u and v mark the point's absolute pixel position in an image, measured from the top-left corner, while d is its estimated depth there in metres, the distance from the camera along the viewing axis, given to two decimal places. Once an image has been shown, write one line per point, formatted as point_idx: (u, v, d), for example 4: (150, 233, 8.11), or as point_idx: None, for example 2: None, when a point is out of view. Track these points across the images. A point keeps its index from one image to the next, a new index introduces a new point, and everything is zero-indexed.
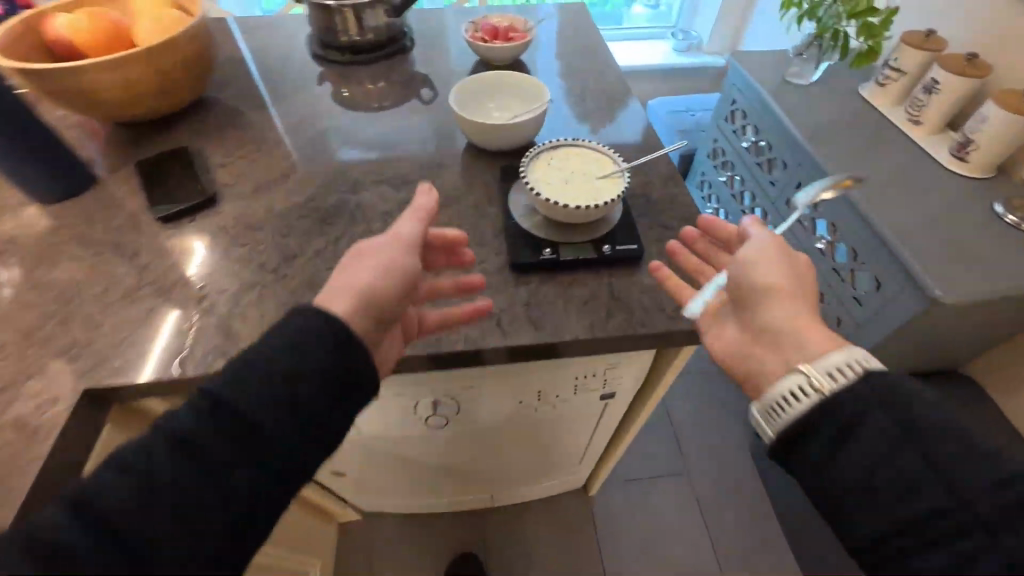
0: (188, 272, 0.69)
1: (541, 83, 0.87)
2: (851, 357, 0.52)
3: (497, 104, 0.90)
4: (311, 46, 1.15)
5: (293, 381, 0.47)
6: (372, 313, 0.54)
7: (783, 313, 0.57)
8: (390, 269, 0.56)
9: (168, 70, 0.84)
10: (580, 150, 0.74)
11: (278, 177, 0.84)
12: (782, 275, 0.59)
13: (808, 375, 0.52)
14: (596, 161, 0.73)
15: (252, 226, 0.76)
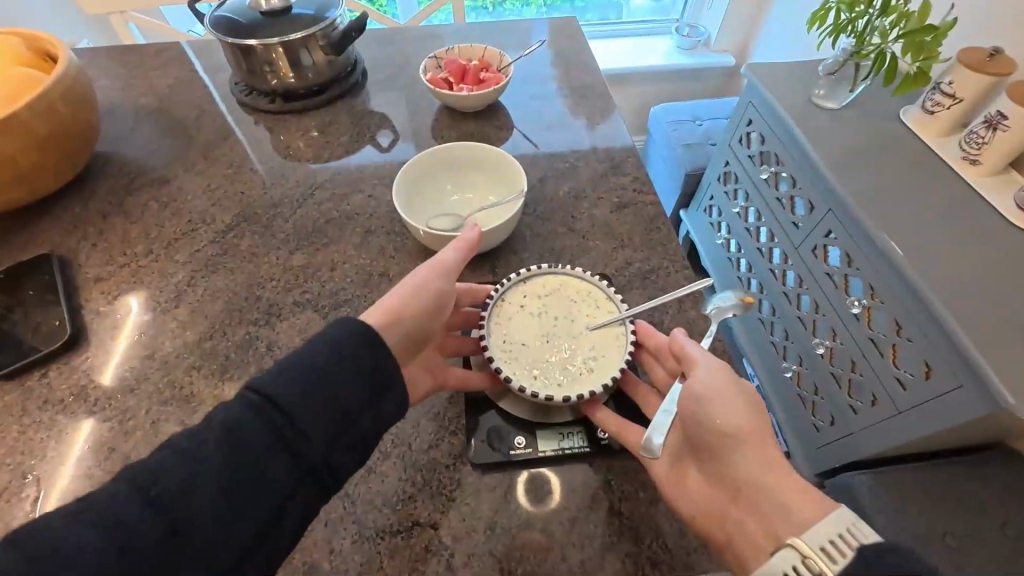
0: (24, 470, 0.50)
1: (516, 164, 0.64)
2: (843, 527, 0.37)
3: (453, 188, 0.68)
4: (234, 87, 0.93)
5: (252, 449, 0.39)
6: (401, 336, 0.49)
7: (754, 470, 0.43)
8: (419, 292, 0.51)
9: (11, 159, 0.62)
10: (555, 285, 0.59)
11: (169, 297, 0.64)
12: (743, 417, 0.45)
13: (800, 554, 0.37)
14: (583, 300, 0.58)
15: (125, 381, 0.56)
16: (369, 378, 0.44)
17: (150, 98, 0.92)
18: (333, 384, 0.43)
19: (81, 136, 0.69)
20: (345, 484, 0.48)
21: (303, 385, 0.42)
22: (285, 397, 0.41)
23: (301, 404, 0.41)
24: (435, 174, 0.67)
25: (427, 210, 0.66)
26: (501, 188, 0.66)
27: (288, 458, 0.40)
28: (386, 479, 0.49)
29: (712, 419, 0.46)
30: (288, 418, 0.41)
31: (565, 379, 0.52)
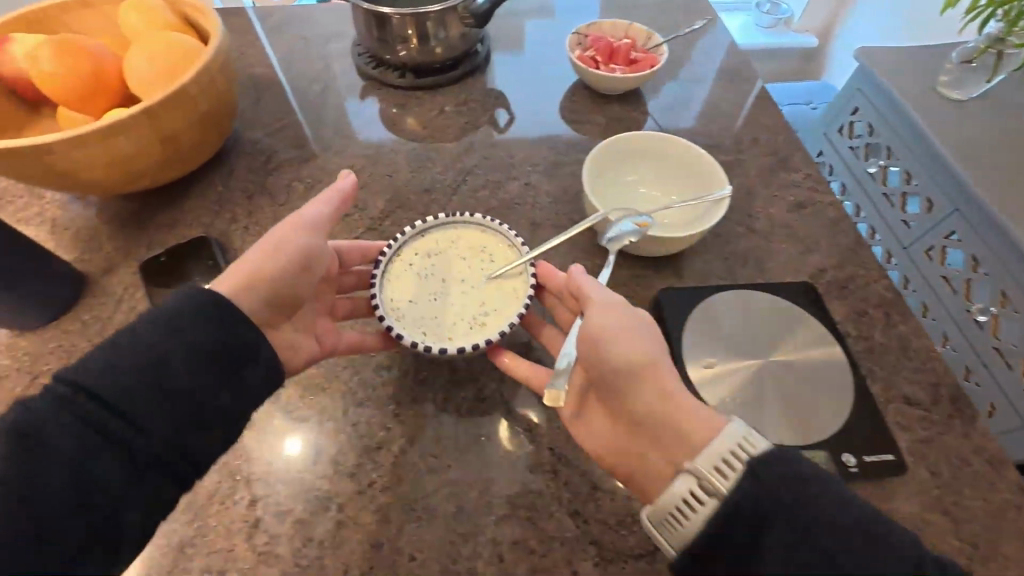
0: (231, 470, 0.48)
1: (709, 158, 0.59)
2: (733, 444, 0.38)
3: (636, 182, 0.63)
4: (356, 58, 0.87)
5: (83, 436, 0.36)
6: (270, 297, 0.49)
7: (654, 405, 0.43)
8: (285, 246, 0.50)
9: (176, 137, 0.58)
10: (453, 236, 0.59)
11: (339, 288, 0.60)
12: (638, 351, 0.45)
13: (696, 475, 0.38)
14: (480, 249, 0.59)
15: (315, 381, 0.53)
16: (220, 352, 0.43)
17: (270, 66, 0.86)
18: (177, 363, 0.40)
19: (232, 113, 0.65)
20: (572, 502, 0.46)
21: (135, 370, 0.38)
22: (108, 383, 0.37)
23: (135, 390, 0.38)
24: (615, 165, 0.63)
25: (606, 202, 0.61)
26: (694, 187, 0.61)
27: (122, 452, 0.37)
28: (614, 498, 0.47)
29: (614, 357, 0.45)
30: (121, 406, 0.37)
31: (456, 333, 0.53)
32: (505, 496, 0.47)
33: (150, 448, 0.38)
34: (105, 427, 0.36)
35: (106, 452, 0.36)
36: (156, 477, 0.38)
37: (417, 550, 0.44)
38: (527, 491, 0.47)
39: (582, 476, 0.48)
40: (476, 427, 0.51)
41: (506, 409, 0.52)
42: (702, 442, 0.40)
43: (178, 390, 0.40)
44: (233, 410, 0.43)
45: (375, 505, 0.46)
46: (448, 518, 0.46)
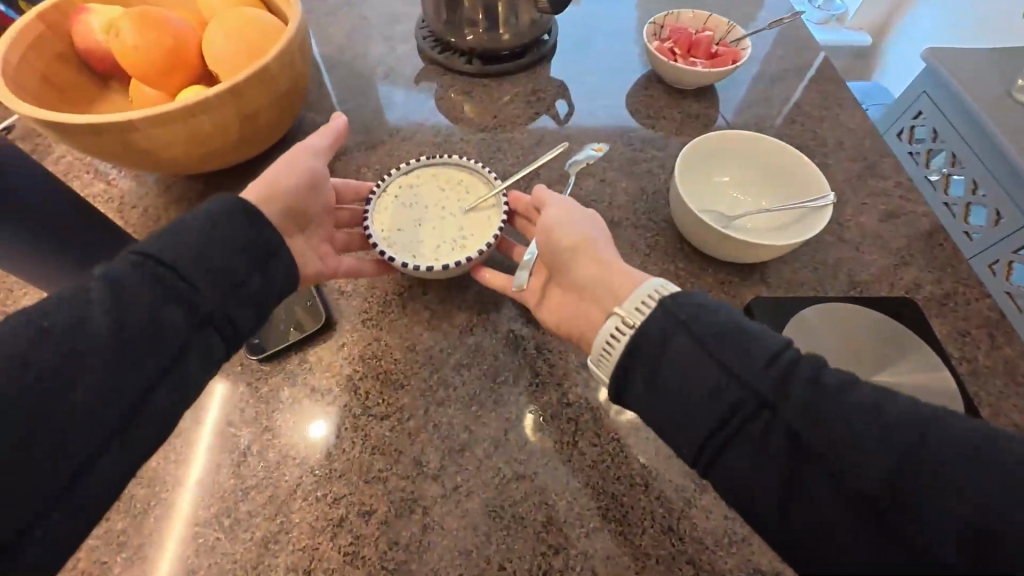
0: (312, 465, 0.47)
1: (807, 162, 0.57)
2: (649, 291, 0.43)
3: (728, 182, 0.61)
4: (420, 41, 0.84)
5: (146, 291, 0.37)
6: (285, 208, 0.50)
7: (590, 272, 0.49)
8: (293, 161, 0.52)
9: (254, 116, 0.57)
10: (429, 170, 0.61)
11: (411, 281, 0.58)
12: (575, 232, 0.52)
13: (619, 315, 0.42)
14: (457, 184, 0.61)
15: (392, 376, 0.52)
16: (254, 244, 0.43)
17: (332, 46, 0.84)
18: (225, 237, 0.41)
19: (305, 92, 0.63)
20: (666, 519, 0.44)
21: (188, 250, 0.40)
22: (168, 257, 0.39)
23: (186, 264, 0.39)
24: (702, 165, 0.61)
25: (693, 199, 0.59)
26: (796, 195, 0.58)
27: (180, 308, 0.38)
28: (712, 518, 0.45)
29: (555, 239, 0.51)
30: (178, 268, 0.39)
31: (439, 253, 0.56)
32: (595, 509, 0.45)
33: (199, 315, 0.39)
34: (161, 298, 0.38)
35: (163, 312, 0.37)
36: (201, 342, 0.39)
37: (507, 559, 0.43)
38: (617, 503, 0.45)
39: (675, 491, 0.46)
40: (561, 434, 0.49)
41: (592, 415, 0.50)
42: (624, 295, 0.46)
43: (227, 260, 0.41)
44: (271, 293, 0.44)
45: (460, 510, 0.45)
46: (537, 527, 0.44)
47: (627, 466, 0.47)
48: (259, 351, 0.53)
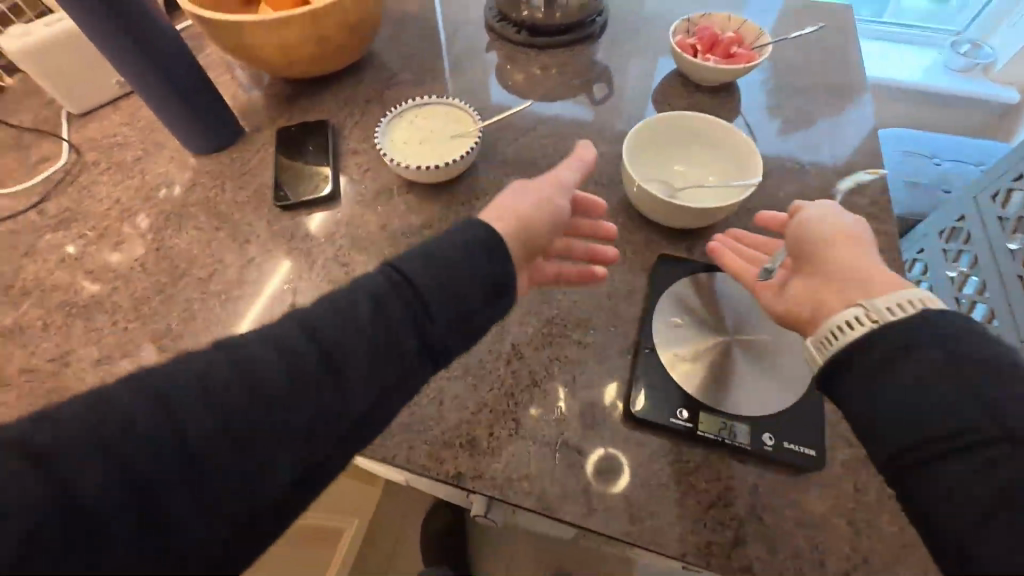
0: (288, 281, 0.65)
1: (752, 144, 0.64)
2: (915, 296, 0.42)
3: (682, 155, 0.69)
4: (486, 12, 0.99)
5: (348, 348, 0.40)
6: (527, 240, 0.52)
7: (838, 260, 0.47)
8: (548, 199, 0.55)
9: (327, 35, 0.76)
10: (435, 105, 0.75)
11: (403, 183, 0.74)
12: (836, 227, 0.50)
13: (867, 308, 0.42)
14: (452, 120, 0.74)
15: (363, 242, 0.68)
16: (463, 293, 0.46)
17: (417, 5, 1.02)
18: (437, 288, 0.45)
19: (371, 29, 0.82)
20: (514, 389, 0.55)
21: (405, 289, 0.44)
22: (375, 305, 0.42)
23: (404, 311, 0.43)
24: (654, 150, 0.69)
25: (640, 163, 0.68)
26: (738, 175, 0.66)
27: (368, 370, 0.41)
28: (550, 396, 0.55)
29: (815, 227, 0.50)
30: (378, 318, 0.42)
31: (424, 159, 0.70)
32: (463, 366, 0.57)
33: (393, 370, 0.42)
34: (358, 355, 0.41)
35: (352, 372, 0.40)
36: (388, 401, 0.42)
37: None
38: (480, 365, 0.57)
39: (529, 373, 0.56)
40: None
41: None
42: (872, 289, 0.44)
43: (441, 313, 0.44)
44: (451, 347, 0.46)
45: None
46: None
47: (500, 344, 0.58)
48: (284, 203, 0.72)
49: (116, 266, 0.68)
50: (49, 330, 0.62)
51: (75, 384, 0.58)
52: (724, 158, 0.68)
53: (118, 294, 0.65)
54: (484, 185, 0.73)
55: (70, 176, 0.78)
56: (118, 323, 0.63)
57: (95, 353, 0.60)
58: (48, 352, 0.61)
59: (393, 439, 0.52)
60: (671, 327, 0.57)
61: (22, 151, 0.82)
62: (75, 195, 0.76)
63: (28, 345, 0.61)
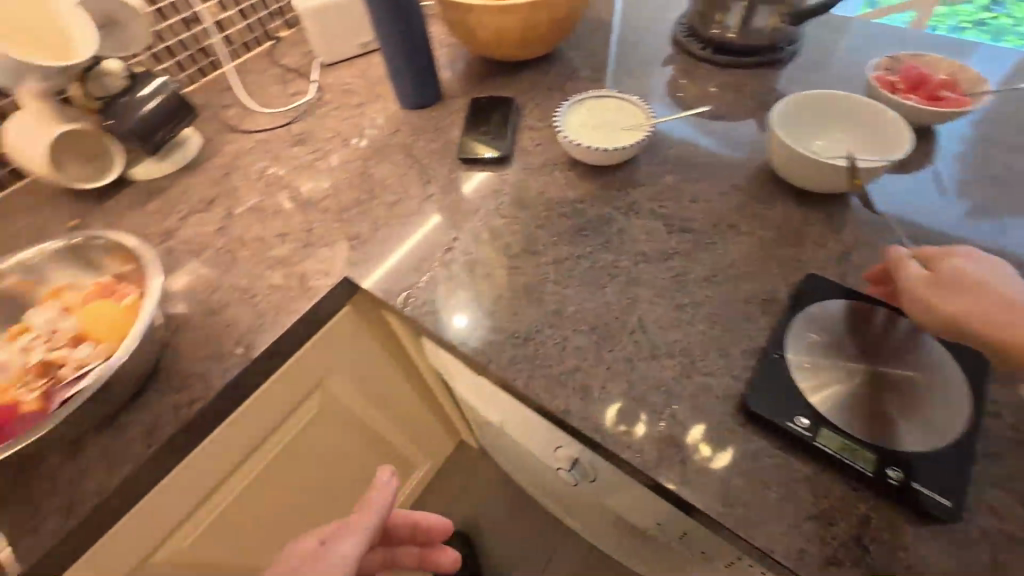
0: (455, 219, 0.76)
1: (902, 125, 0.69)
2: None
3: (824, 133, 0.74)
4: (674, 28, 1.05)
5: None
6: None
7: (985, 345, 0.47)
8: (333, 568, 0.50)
9: (533, 26, 0.89)
10: (618, 100, 0.82)
11: (567, 162, 0.82)
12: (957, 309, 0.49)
13: None
14: (626, 113, 0.81)
15: (522, 203, 0.77)
16: None
17: (611, 13, 1.11)
18: None
19: (567, 27, 0.93)
20: (632, 355, 0.59)
21: None
22: None
23: None
24: (798, 121, 0.74)
25: (790, 134, 0.72)
26: (879, 151, 0.70)
27: None
28: (664, 371, 0.57)
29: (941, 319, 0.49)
30: None
31: (594, 141, 0.78)
32: (589, 323, 0.62)
33: None
34: None
35: None
36: None
37: (520, 311, 0.64)
38: (604, 326, 0.62)
39: (649, 345, 0.60)
40: (599, 280, 0.67)
41: (627, 280, 0.66)
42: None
43: None
44: None
45: (513, 277, 0.68)
46: (548, 309, 0.64)
47: (627, 314, 0.63)
48: (463, 158, 0.84)
49: (330, 179, 0.85)
50: (278, 214, 0.80)
51: (286, 257, 0.74)
52: (866, 134, 0.72)
53: (327, 199, 0.81)
54: (638, 179, 0.79)
55: (313, 108, 0.99)
56: (323, 221, 0.78)
57: (304, 238, 0.76)
58: (273, 229, 0.78)
59: (517, 367, 0.60)
60: (804, 342, 0.56)
61: (284, 85, 1.05)
62: (313, 122, 0.96)
63: (263, 222, 0.79)
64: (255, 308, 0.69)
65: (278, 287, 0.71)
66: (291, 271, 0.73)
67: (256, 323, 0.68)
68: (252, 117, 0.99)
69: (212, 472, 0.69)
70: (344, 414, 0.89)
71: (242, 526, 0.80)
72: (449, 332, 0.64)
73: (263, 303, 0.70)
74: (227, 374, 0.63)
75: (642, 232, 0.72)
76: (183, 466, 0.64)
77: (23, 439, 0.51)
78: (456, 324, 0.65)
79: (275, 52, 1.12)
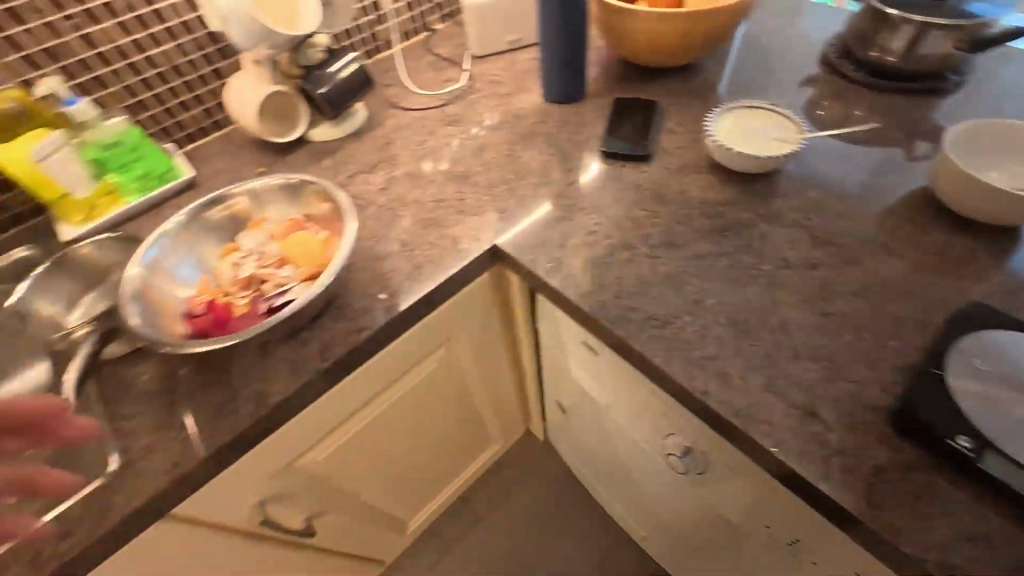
0: (596, 207, 0.81)
1: None
2: None
3: (998, 163, 0.72)
4: (825, 48, 1.04)
5: None
6: None
7: None
8: None
9: (687, 35, 0.93)
10: (775, 113, 0.84)
11: (707, 166, 0.85)
12: None
13: None
14: (776, 125, 0.83)
15: (661, 199, 0.81)
16: None
17: (756, 29, 1.12)
18: None
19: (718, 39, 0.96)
20: (773, 353, 0.61)
21: None
22: None
23: None
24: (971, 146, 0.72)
25: (962, 160, 0.70)
26: None
27: None
28: (806, 373, 0.58)
29: None
30: None
31: (744, 146, 0.80)
32: (728, 317, 0.64)
33: None
34: None
35: None
36: None
37: (659, 296, 0.68)
38: (744, 322, 0.64)
39: (791, 347, 0.61)
40: (738, 278, 0.69)
41: (767, 282, 0.68)
42: None
43: None
44: None
45: (652, 265, 0.72)
46: (688, 299, 0.67)
47: (769, 315, 0.64)
48: (605, 152, 0.89)
49: (479, 158, 0.93)
50: (432, 183, 0.89)
51: (440, 221, 0.83)
52: None
53: (476, 175, 0.89)
54: (782, 188, 0.80)
55: (464, 94, 1.08)
56: (473, 194, 0.86)
57: (456, 206, 0.84)
58: (428, 195, 0.87)
59: (655, 346, 0.63)
60: (967, 367, 0.53)
61: (438, 72, 1.16)
62: (464, 107, 1.05)
63: (419, 188, 0.89)
64: (413, 260, 0.78)
65: (433, 245, 0.79)
66: (444, 233, 0.81)
67: (413, 274, 0.76)
68: (409, 97, 1.10)
69: (357, 401, 0.78)
70: (455, 374, 0.97)
71: (361, 456, 0.90)
72: (589, 306, 0.69)
73: (420, 258, 0.78)
74: (389, 311, 0.71)
75: (785, 240, 0.73)
76: (341, 388, 0.73)
77: (242, 334, 0.61)
78: (595, 300, 0.69)
79: (431, 42, 1.23)
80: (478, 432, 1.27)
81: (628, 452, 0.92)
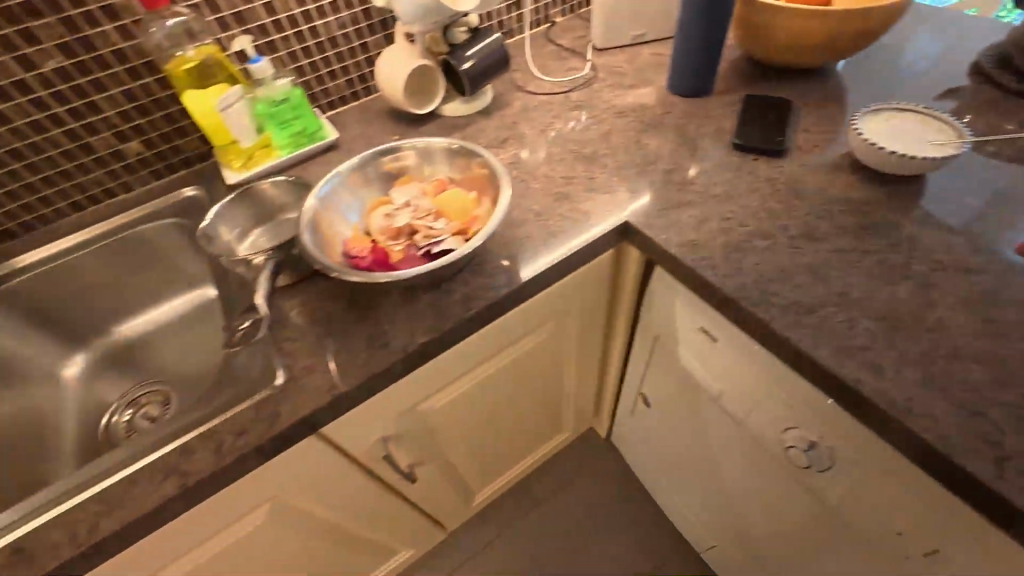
0: (730, 195, 0.81)
1: None
2: None
3: None
4: (975, 58, 0.99)
5: None
6: None
7: None
8: None
9: (833, 36, 0.92)
10: (929, 117, 0.81)
11: (848, 166, 0.83)
12: None
13: None
14: (930, 128, 0.80)
15: (799, 193, 0.80)
16: None
17: (895, 37, 1.09)
18: None
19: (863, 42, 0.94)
20: (932, 351, 0.59)
21: None
22: None
23: None
24: None
25: None
26: None
27: None
28: (970, 374, 0.57)
29: None
30: None
31: (897, 146, 0.77)
32: (879, 311, 0.63)
33: None
34: None
35: None
36: None
37: (803, 285, 0.67)
38: (898, 318, 0.62)
39: (952, 347, 0.59)
40: (888, 275, 0.67)
41: (920, 282, 0.66)
42: None
43: None
44: None
45: (793, 254, 0.71)
46: (834, 290, 0.66)
47: (925, 313, 0.62)
48: (737, 144, 0.89)
49: (606, 141, 0.95)
50: (561, 162, 0.93)
51: (571, 195, 0.86)
52: None
53: (605, 157, 0.92)
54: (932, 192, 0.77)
55: (588, 82, 1.12)
56: (602, 174, 0.89)
57: (586, 184, 0.87)
58: (557, 172, 0.91)
59: (801, 331, 0.63)
60: None
61: (560, 61, 1.20)
62: (589, 94, 1.08)
63: (548, 165, 0.92)
64: (546, 229, 0.81)
65: (565, 217, 0.82)
66: (576, 207, 0.84)
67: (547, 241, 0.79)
68: (534, 82, 1.14)
69: (478, 355, 0.81)
70: (554, 348, 0.99)
71: (462, 414, 0.93)
72: (728, 287, 0.69)
73: (554, 227, 0.81)
74: (526, 273, 0.75)
75: (939, 243, 0.70)
76: (469, 340, 0.77)
77: (405, 273, 0.66)
78: (734, 282, 0.69)
79: (554, 33, 1.28)
80: (555, 415, 1.28)
81: (726, 446, 0.91)
